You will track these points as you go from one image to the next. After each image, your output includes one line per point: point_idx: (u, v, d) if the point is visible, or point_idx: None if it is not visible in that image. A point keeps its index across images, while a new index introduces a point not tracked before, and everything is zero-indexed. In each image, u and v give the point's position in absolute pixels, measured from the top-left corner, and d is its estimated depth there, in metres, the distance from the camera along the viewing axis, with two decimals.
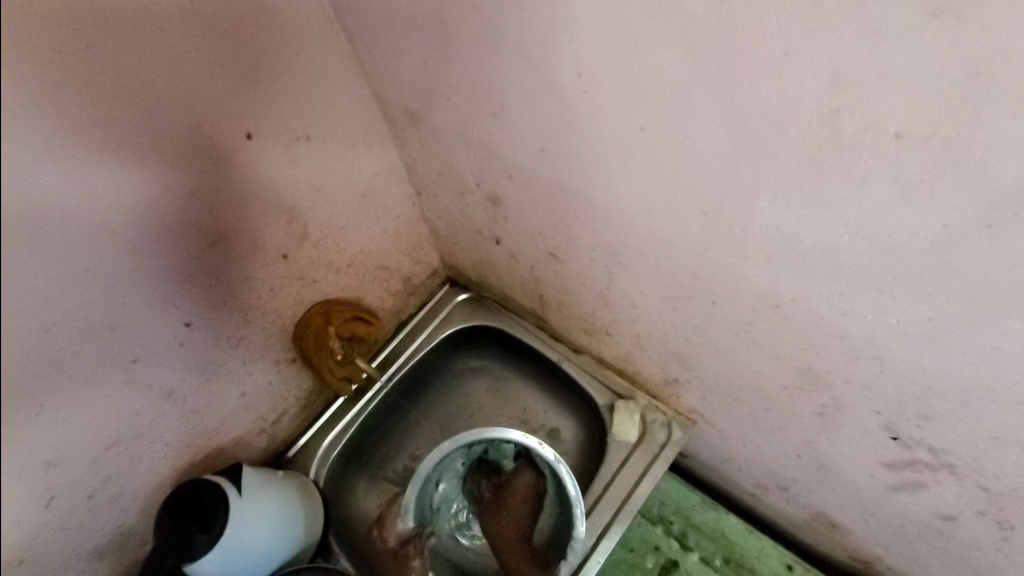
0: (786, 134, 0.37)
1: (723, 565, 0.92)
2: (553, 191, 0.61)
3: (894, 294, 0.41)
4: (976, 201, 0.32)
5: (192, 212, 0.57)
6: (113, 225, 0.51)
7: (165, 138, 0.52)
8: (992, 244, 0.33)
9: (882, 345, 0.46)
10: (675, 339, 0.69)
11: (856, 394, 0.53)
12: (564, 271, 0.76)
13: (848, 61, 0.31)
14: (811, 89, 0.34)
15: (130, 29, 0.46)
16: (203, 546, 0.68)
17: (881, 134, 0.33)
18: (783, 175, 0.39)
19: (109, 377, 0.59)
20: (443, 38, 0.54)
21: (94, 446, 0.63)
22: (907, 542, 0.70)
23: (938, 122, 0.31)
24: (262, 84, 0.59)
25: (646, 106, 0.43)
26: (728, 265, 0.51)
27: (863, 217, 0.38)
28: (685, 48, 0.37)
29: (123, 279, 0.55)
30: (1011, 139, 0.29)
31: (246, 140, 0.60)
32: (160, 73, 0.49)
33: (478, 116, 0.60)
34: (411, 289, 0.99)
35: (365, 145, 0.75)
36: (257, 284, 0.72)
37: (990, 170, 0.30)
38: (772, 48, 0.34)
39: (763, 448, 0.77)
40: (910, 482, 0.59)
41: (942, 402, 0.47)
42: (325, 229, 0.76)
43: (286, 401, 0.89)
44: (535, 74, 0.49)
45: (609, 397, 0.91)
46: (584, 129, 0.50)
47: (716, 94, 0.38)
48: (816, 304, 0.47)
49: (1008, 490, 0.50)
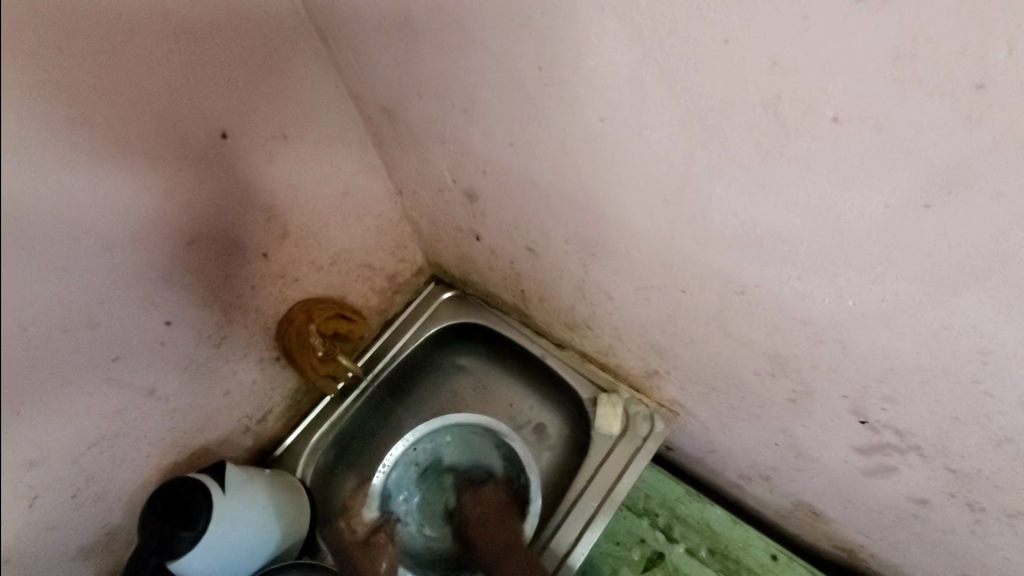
0: (733, 121, 0.38)
1: (708, 555, 0.92)
2: (525, 185, 0.62)
3: (848, 276, 0.42)
4: (914, 182, 0.33)
5: (166, 211, 0.58)
6: (90, 224, 0.52)
7: (138, 137, 0.53)
8: (932, 223, 0.35)
9: (843, 328, 0.47)
10: (651, 330, 0.70)
11: (824, 379, 0.54)
12: (542, 264, 0.77)
13: (783, 49, 0.32)
14: (753, 77, 0.35)
15: (102, 29, 0.46)
16: (187, 542, 0.67)
17: (820, 118, 0.34)
18: (736, 163, 0.41)
19: (90, 375, 0.60)
20: (411, 37, 0.55)
21: (77, 445, 0.63)
22: (886, 528, 0.70)
23: (872, 105, 0.32)
24: (237, 84, 0.59)
25: (603, 98, 0.44)
26: (694, 253, 0.52)
27: (813, 201, 0.39)
28: (634, 39, 0.38)
29: (102, 278, 0.55)
30: (939, 119, 0.30)
31: (222, 140, 0.61)
32: (133, 73, 0.50)
33: (450, 113, 0.61)
34: (396, 288, 1.00)
35: (343, 144, 0.76)
36: (239, 283, 0.73)
37: (923, 151, 0.32)
38: (714, 37, 0.35)
39: (742, 438, 0.77)
40: (882, 467, 0.60)
41: (903, 383, 0.48)
42: (305, 228, 0.77)
43: (271, 400, 0.90)
44: (499, 69, 0.50)
45: (593, 390, 0.92)
46: (549, 123, 0.51)
47: (666, 84, 0.39)
48: (777, 289, 0.48)
49: (975, 471, 0.50)
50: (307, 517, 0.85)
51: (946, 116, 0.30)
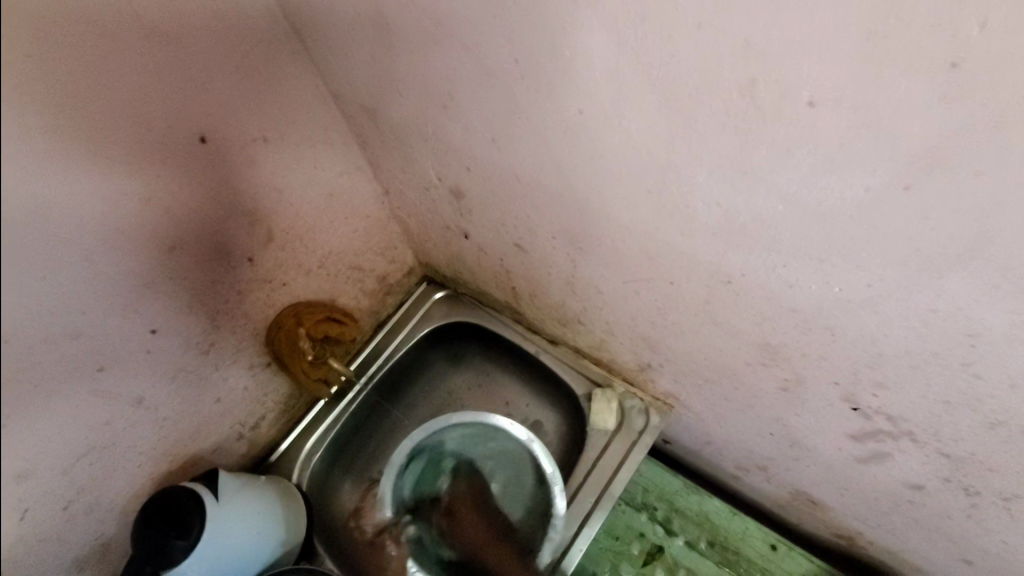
0: (711, 108, 0.38)
1: (708, 547, 0.92)
2: (509, 181, 0.62)
3: (832, 262, 0.42)
4: (892, 163, 0.33)
5: (146, 218, 0.57)
6: (68, 233, 0.51)
7: (112, 143, 0.52)
8: (913, 204, 0.34)
9: (830, 314, 0.47)
10: (642, 323, 0.70)
11: (813, 366, 0.54)
12: (531, 261, 0.76)
13: (756, 32, 0.32)
14: (728, 62, 0.34)
15: (69, 34, 0.45)
16: (180, 552, 0.67)
17: (797, 102, 0.34)
18: (716, 149, 0.40)
19: (75, 386, 0.59)
20: (387, 35, 0.55)
21: (66, 457, 0.62)
22: (883, 515, 0.70)
23: (847, 85, 0.31)
24: (213, 86, 0.59)
25: (581, 88, 0.44)
26: (679, 244, 0.51)
27: (793, 187, 0.39)
28: (609, 28, 0.38)
29: (83, 287, 0.54)
30: (915, 97, 0.30)
31: (200, 143, 0.60)
32: (103, 77, 0.49)
33: (431, 110, 0.61)
34: (387, 289, 1.00)
35: (326, 146, 0.75)
36: (226, 289, 0.72)
37: (900, 130, 0.31)
38: (687, 22, 0.34)
39: (737, 429, 0.77)
40: (877, 453, 0.60)
41: (893, 368, 0.47)
42: (291, 231, 0.77)
43: (264, 406, 0.89)
44: (476, 64, 0.50)
45: (587, 386, 0.92)
46: (529, 116, 0.51)
47: (643, 73, 0.39)
48: (763, 277, 0.48)
49: (968, 454, 0.50)
50: (302, 522, 0.85)
51: (921, 93, 0.29)
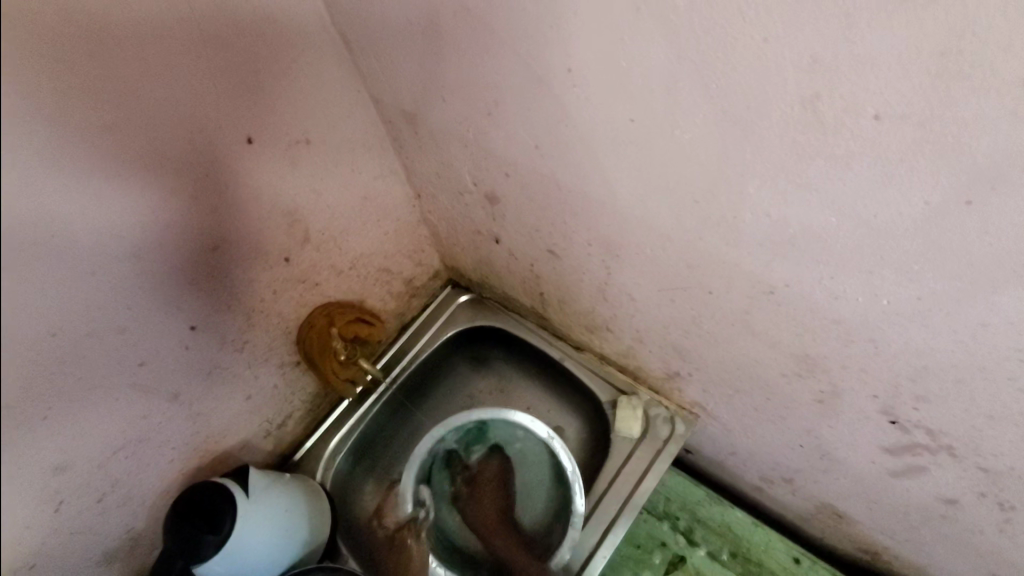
0: (769, 120, 0.38)
1: (730, 559, 0.91)
2: (548, 186, 0.62)
3: (882, 275, 0.42)
4: (953, 178, 0.33)
5: (195, 219, 0.59)
6: (115, 229, 0.52)
7: (168, 147, 0.53)
8: (974, 219, 0.34)
9: (875, 326, 0.47)
10: (674, 331, 0.70)
11: (852, 378, 0.54)
12: (563, 267, 0.77)
13: (824, 47, 0.33)
14: (792, 74, 0.35)
15: (130, 40, 0.47)
16: (211, 547, 0.68)
17: (860, 115, 0.34)
18: (770, 160, 0.41)
19: (115, 380, 0.61)
20: (437, 41, 0.56)
21: (102, 449, 0.64)
22: (913, 530, 0.70)
23: (915, 100, 0.32)
24: (262, 89, 0.60)
25: (634, 99, 0.44)
26: (721, 253, 0.52)
27: (847, 199, 0.39)
28: (669, 41, 0.39)
29: (127, 282, 0.56)
30: (984, 114, 0.30)
31: (246, 144, 0.61)
32: (160, 82, 0.51)
33: (474, 116, 0.61)
34: (413, 291, 1.00)
35: (363, 149, 0.76)
36: (261, 288, 0.73)
37: (967, 146, 0.32)
38: (752, 35, 0.35)
39: (766, 440, 0.77)
40: (912, 468, 0.59)
41: (937, 382, 0.47)
42: (326, 232, 0.78)
43: (291, 405, 0.90)
44: (526, 71, 0.50)
45: (613, 393, 0.92)
46: (577, 125, 0.51)
47: (700, 83, 0.39)
48: (810, 287, 0.48)
49: (1008, 470, 0.50)
50: (327, 521, 0.85)
51: (990, 110, 0.30)
